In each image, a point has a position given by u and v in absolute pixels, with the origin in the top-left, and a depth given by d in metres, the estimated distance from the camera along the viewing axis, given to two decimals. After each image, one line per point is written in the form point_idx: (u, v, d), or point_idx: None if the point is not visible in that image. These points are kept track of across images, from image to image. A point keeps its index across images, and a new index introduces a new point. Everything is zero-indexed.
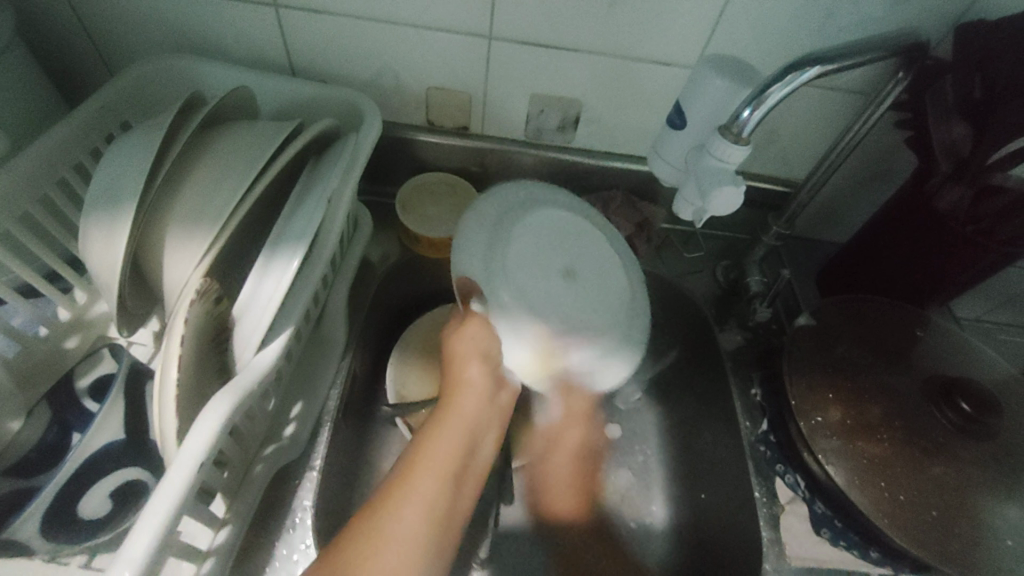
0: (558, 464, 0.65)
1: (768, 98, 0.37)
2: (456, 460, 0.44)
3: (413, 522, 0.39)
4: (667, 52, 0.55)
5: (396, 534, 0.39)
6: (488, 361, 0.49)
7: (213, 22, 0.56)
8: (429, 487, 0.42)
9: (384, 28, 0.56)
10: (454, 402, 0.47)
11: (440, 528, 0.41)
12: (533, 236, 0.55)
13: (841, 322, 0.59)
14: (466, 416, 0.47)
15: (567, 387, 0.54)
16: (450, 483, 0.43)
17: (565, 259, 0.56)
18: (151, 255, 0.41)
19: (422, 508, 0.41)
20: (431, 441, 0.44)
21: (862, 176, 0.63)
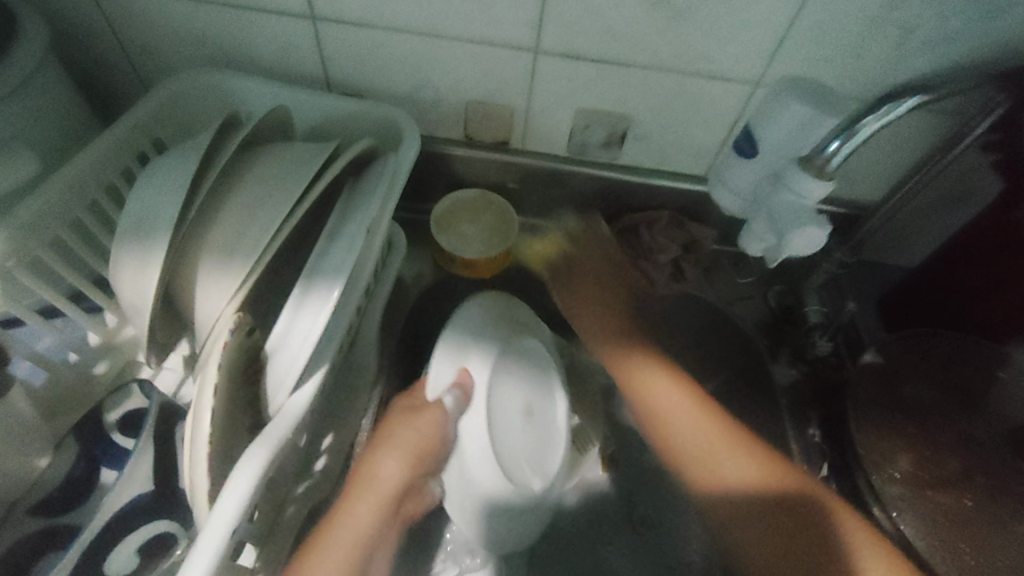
0: (694, 454, 0.52)
1: (861, 129, 0.33)
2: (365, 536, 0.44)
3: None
4: (728, 67, 0.51)
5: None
6: (425, 445, 0.48)
7: (249, 36, 0.54)
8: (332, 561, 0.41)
9: (424, 41, 0.53)
10: (372, 469, 0.47)
11: None
12: (507, 355, 0.54)
13: (912, 361, 0.55)
14: (382, 490, 0.46)
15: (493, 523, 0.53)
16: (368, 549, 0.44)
17: (530, 391, 0.56)
18: (183, 288, 0.40)
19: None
20: (343, 516, 0.44)
21: (940, 201, 0.57)
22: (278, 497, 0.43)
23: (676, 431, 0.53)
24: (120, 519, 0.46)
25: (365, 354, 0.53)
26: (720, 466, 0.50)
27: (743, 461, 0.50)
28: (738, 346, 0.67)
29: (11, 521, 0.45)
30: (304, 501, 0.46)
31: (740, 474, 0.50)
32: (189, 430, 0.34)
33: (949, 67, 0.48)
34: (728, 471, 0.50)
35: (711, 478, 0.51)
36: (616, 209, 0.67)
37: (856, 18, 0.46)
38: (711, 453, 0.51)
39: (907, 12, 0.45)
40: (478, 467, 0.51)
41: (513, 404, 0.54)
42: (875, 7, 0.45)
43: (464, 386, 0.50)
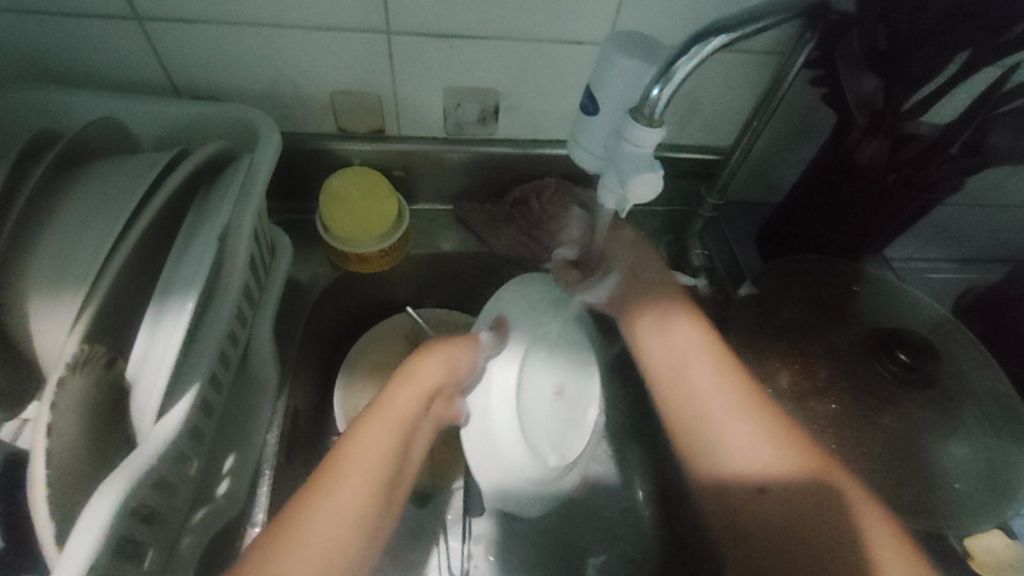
0: (704, 409, 0.47)
1: (676, 72, 0.35)
2: (387, 467, 0.40)
3: (354, 490, 0.38)
4: (577, 30, 0.52)
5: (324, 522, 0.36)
6: (460, 359, 0.49)
7: (71, 46, 0.50)
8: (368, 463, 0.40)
9: (269, 33, 0.51)
10: (389, 398, 0.43)
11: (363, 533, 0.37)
12: (550, 327, 0.57)
13: (783, 288, 0.60)
14: (421, 391, 0.45)
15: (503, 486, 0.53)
16: (390, 477, 0.40)
17: (563, 370, 0.58)
18: (15, 325, 0.36)
19: (360, 478, 0.39)
20: (380, 416, 0.42)
21: (793, 138, 0.62)
22: (170, 527, 0.40)
23: (669, 392, 0.50)
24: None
25: (258, 364, 0.50)
26: (716, 427, 0.46)
27: (753, 435, 0.45)
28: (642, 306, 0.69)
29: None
30: (204, 528, 0.44)
31: (747, 449, 0.45)
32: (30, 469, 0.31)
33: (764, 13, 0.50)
34: (736, 451, 0.45)
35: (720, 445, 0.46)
36: (505, 183, 0.68)
37: None
38: (723, 413, 0.46)
39: None
40: (495, 430, 0.51)
41: (546, 379, 0.56)
42: None
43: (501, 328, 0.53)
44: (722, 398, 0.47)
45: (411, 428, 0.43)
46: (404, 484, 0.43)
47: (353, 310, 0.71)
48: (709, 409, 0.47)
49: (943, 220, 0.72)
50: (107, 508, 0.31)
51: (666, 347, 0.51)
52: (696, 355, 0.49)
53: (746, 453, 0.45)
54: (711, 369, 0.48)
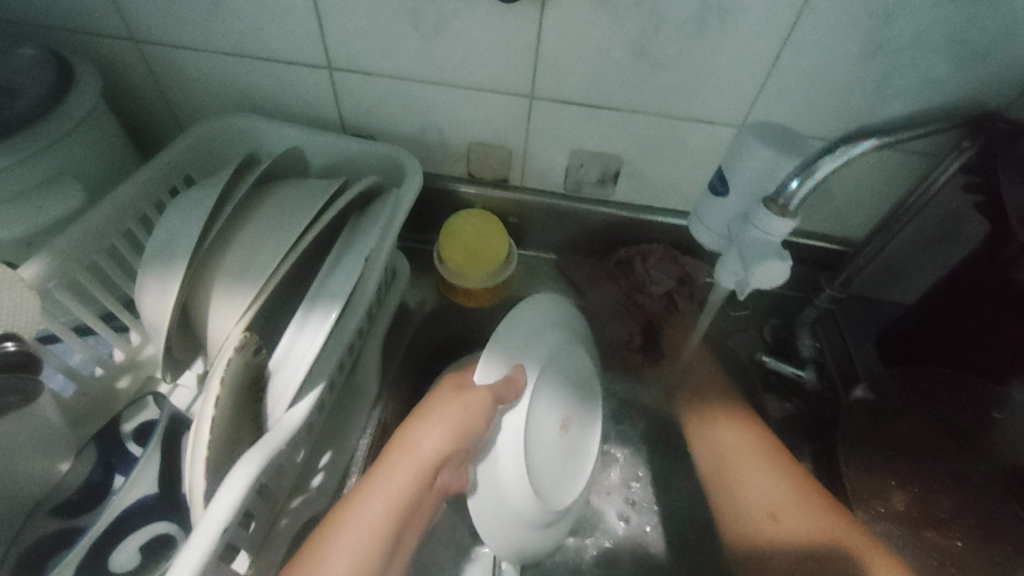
0: (733, 486, 0.56)
1: (818, 169, 0.35)
2: (407, 497, 0.43)
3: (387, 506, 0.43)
4: (712, 110, 0.54)
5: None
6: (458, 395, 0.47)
7: (275, 85, 0.60)
8: (395, 483, 0.44)
9: (429, 88, 0.58)
10: (407, 445, 0.45)
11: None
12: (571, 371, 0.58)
13: (905, 398, 0.57)
14: (423, 460, 0.44)
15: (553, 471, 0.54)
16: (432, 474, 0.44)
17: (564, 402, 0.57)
18: (198, 308, 0.43)
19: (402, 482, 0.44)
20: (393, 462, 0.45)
21: (931, 244, 0.59)
22: (272, 507, 0.45)
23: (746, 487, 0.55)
24: (125, 517, 0.47)
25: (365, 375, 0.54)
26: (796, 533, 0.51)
27: (794, 517, 0.52)
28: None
29: (25, 531, 0.46)
30: (298, 514, 0.48)
31: (802, 532, 0.51)
32: (194, 430, 0.37)
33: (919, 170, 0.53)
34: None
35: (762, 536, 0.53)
36: (614, 242, 0.70)
37: (832, 66, 0.48)
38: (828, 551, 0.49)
39: (883, 61, 0.47)
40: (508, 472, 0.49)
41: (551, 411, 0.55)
42: (849, 58, 0.48)
43: (516, 380, 0.48)
44: (761, 488, 0.54)
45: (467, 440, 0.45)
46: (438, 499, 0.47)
47: (448, 339, 0.75)
48: (746, 499, 0.55)
49: None
50: (247, 471, 0.36)
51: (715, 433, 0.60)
52: (733, 456, 0.57)
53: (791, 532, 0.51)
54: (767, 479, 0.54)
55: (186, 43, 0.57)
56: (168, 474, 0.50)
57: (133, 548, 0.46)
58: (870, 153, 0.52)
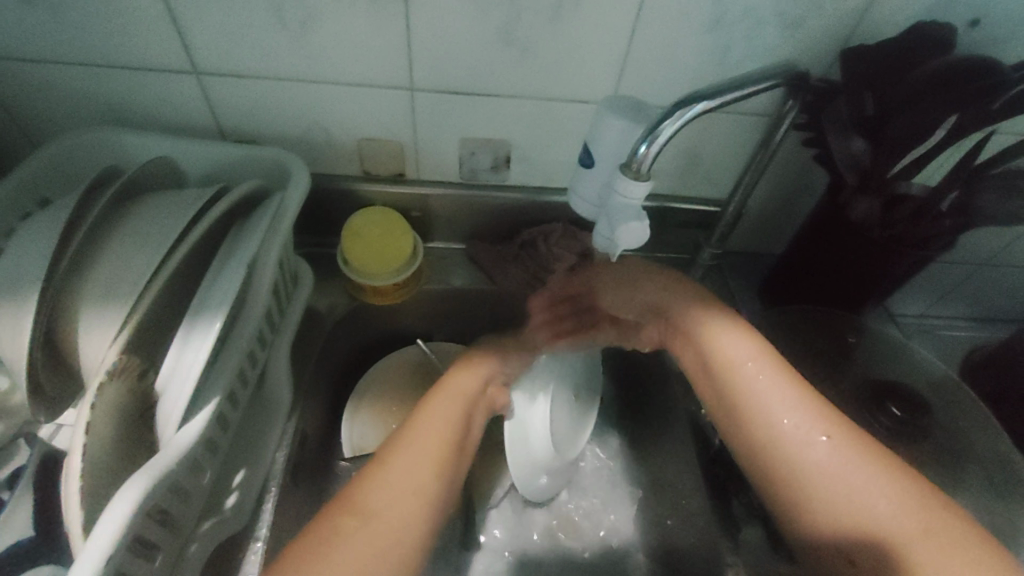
0: (766, 427, 0.47)
1: (661, 132, 0.39)
2: (446, 447, 0.49)
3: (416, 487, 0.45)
4: (584, 91, 0.57)
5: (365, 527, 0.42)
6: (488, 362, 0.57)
7: (137, 95, 0.57)
8: (416, 472, 0.46)
9: (307, 87, 0.57)
10: (428, 406, 0.51)
11: (409, 536, 0.42)
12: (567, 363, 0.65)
13: (781, 335, 0.64)
14: (460, 401, 0.53)
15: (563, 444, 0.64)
16: (457, 430, 0.50)
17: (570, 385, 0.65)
18: (66, 335, 0.41)
19: (419, 473, 0.46)
20: (421, 421, 0.49)
21: (790, 197, 0.66)
22: (179, 532, 0.43)
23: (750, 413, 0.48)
24: (1, 565, 0.44)
25: (273, 386, 0.53)
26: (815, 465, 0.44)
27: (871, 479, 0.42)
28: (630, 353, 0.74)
29: None
30: (212, 536, 0.46)
31: (890, 511, 0.41)
32: (68, 461, 0.35)
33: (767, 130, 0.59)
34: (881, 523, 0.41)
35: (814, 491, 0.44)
36: (517, 226, 0.72)
37: (680, 41, 0.53)
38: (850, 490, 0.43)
39: (721, 34, 0.53)
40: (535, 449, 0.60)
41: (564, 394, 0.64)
42: (693, 33, 0.52)
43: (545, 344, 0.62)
44: (804, 430, 0.46)
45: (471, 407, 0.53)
46: (466, 461, 0.52)
47: (366, 340, 0.75)
48: (802, 461, 0.45)
49: (952, 275, 0.70)
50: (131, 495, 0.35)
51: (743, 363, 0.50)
52: (749, 374, 0.49)
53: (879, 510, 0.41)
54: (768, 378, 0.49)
55: (25, 55, 0.52)
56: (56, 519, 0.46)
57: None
58: (722, 118, 0.58)
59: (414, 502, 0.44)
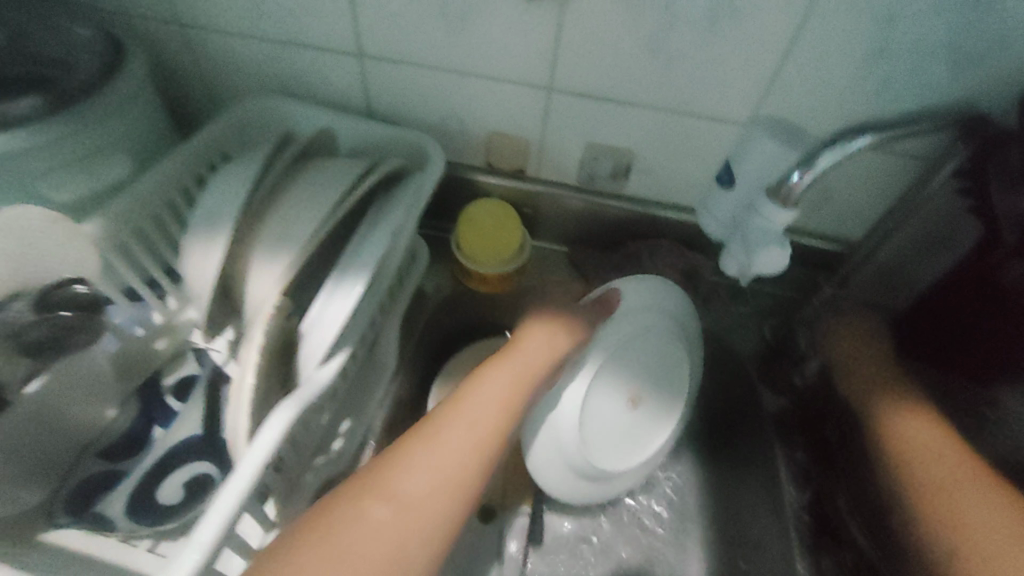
0: (922, 477, 0.52)
1: (818, 162, 0.38)
2: (504, 419, 0.51)
3: (461, 450, 0.47)
4: (722, 108, 0.57)
5: (407, 497, 0.43)
6: (562, 333, 0.58)
7: (307, 70, 0.63)
8: (456, 439, 0.48)
9: (455, 79, 0.61)
10: (489, 372, 0.54)
11: (453, 509, 0.45)
12: (637, 344, 0.61)
13: (895, 397, 0.59)
14: (530, 366, 0.55)
15: (609, 433, 0.60)
16: (519, 401, 0.53)
17: (637, 372, 0.62)
18: (238, 274, 0.47)
19: (473, 437, 0.49)
20: (474, 390, 0.52)
21: (928, 247, 0.59)
22: (297, 462, 0.48)
23: (907, 460, 0.53)
24: (157, 460, 0.51)
25: (385, 349, 0.57)
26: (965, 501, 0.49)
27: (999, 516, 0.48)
28: (727, 392, 0.72)
29: (77, 467, 0.50)
30: (321, 472, 0.51)
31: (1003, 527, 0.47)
32: (238, 376, 0.40)
33: (916, 173, 0.56)
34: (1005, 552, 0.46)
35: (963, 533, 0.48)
36: (625, 236, 0.73)
37: (837, 68, 0.51)
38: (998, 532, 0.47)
39: (885, 65, 0.50)
40: (561, 431, 0.57)
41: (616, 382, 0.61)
42: (853, 61, 0.51)
43: (610, 302, 0.60)
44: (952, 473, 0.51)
45: (538, 377, 0.55)
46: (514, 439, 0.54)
47: (461, 323, 0.78)
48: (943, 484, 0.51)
49: None
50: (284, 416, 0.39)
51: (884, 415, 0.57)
52: (917, 435, 0.54)
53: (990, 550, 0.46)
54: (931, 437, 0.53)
55: (226, 27, 0.60)
56: (198, 430, 0.53)
57: (178, 484, 0.50)
58: (870, 154, 0.55)
59: (459, 470, 0.46)
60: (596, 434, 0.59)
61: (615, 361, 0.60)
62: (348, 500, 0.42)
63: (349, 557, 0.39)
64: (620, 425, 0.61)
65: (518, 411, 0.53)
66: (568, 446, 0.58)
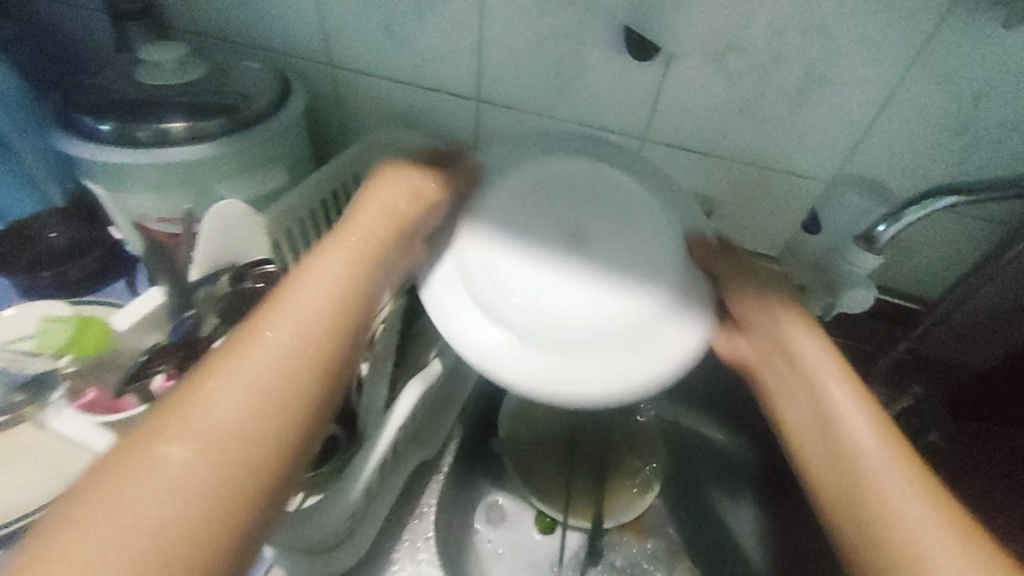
0: (854, 465, 0.38)
1: (903, 218, 0.42)
2: (342, 296, 0.40)
3: (274, 361, 0.35)
4: (805, 165, 0.62)
5: (204, 418, 0.31)
6: (383, 186, 0.49)
7: (428, 107, 0.73)
8: (292, 326, 0.37)
9: (558, 123, 0.68)
10: (347, 228, 0.45)
11: (260, 423, 0.32)
12: (539, 196, 0.50)
13: (976, 451, 0.59)
14: (388, 220, 0.46)
15: (567, 304, 0.44)
16: (371, 268, 0.43)
17: (568, 212, 0.49)
18: None
19: (321, 287, 0.40)
20: (309, 265, 0.41)
21: None
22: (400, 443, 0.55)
23: (846, 456, 0.39)
24: None
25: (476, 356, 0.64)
26: (899, 507, 0.35)
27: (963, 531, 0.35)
28: None
29: None
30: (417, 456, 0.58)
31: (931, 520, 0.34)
32: None
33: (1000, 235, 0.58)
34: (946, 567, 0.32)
35: (888, 515, 0.35)
36: None
37: (922, 136, 0.55)
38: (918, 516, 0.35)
39: (970, 137, 0.54)
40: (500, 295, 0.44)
41: (529, 253, 0.46)
42: (938, 131, 0.54)
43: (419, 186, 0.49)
44: (884, 453, 0.38)
45: (388, 240, 0.45)
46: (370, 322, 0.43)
47: None
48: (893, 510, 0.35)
49: None
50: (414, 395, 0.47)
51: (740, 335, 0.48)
52: (832, 398, 0.41)
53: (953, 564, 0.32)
54: (879, 438, 0.39)
55: (368, 68, 0.71)
56: None
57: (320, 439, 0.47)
58: (951, 217, 0.58)
59: (281, 358, 0.35)
60: (549, 306, 0.44)
61: (505, 219, 0.48)
62: (124, 457, 0.29)
63: (130, 502, 0.27)
64: (581, 302, 0.44)
65: (371, 269, 0.43)
66: (503, 316, 0.43)
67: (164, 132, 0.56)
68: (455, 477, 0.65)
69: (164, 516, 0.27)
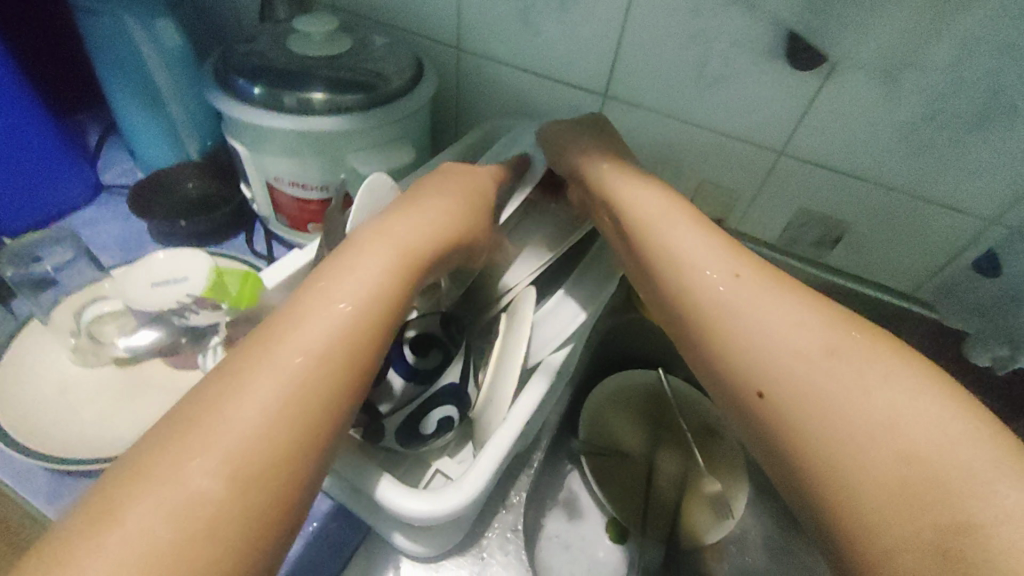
0: (806, 380, 0.36)
1: None
2: (421, 234, 0.46)
3: (355, 290, 0.39)
4: (966, 199, 0.56)
5: (274, 355, 0.34)
6: (453, 173, 0.55)
7: (548, 99, 0.71)
8: (366, 278, 0.40)
9: (686, 127, 0.65)
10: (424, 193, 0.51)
11: (336, 343, 0.36)
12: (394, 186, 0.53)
13: None
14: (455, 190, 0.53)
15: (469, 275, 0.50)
16: (438, 219, 0.48)
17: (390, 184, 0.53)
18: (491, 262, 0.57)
19: (383, 245, 0.43)
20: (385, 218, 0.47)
21: None
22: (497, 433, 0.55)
23: (816, 374, 0.36)
24: None
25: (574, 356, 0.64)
26: (909, 424, 0.32)
27: (919, 390, 0.33)
28: None
29: None
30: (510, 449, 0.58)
31: (938, 425, 0.32)
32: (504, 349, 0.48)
33: None
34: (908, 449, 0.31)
35: (890, 429, 0.32)
36: None
37: None
38: (925, 424, 0.32)
39: None
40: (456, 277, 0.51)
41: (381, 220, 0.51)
42: None
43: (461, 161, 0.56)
44: (834, 352, 0.36)
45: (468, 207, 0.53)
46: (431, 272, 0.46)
47: (622, 352, 0.82)
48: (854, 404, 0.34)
49: None
50: (536, 394, 0.47)
51: (703, 273, 0.43)
52: (778, 314, 0.40)
53: (938, 429, 0.32)
54: (862, 349, 0.36)
55: (495, 54, 0.70)
56: None
57: (434, 421, 0.46)
58: None
59: (355, 287, 0.39)
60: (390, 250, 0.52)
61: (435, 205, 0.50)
62: (211, 391, 0.32)
63: (226, 423, 0.30)
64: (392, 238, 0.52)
65: (454, 226, 0.50)
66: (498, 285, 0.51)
67: (308, 101, 0.58)
68: (538, 474, 0.65)
69: (239, 439, 0.30)
